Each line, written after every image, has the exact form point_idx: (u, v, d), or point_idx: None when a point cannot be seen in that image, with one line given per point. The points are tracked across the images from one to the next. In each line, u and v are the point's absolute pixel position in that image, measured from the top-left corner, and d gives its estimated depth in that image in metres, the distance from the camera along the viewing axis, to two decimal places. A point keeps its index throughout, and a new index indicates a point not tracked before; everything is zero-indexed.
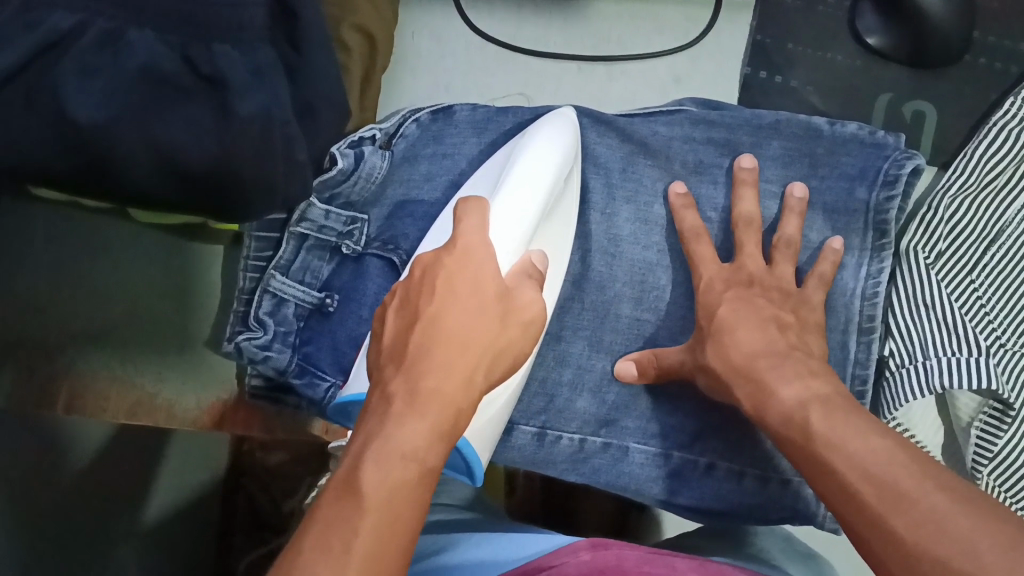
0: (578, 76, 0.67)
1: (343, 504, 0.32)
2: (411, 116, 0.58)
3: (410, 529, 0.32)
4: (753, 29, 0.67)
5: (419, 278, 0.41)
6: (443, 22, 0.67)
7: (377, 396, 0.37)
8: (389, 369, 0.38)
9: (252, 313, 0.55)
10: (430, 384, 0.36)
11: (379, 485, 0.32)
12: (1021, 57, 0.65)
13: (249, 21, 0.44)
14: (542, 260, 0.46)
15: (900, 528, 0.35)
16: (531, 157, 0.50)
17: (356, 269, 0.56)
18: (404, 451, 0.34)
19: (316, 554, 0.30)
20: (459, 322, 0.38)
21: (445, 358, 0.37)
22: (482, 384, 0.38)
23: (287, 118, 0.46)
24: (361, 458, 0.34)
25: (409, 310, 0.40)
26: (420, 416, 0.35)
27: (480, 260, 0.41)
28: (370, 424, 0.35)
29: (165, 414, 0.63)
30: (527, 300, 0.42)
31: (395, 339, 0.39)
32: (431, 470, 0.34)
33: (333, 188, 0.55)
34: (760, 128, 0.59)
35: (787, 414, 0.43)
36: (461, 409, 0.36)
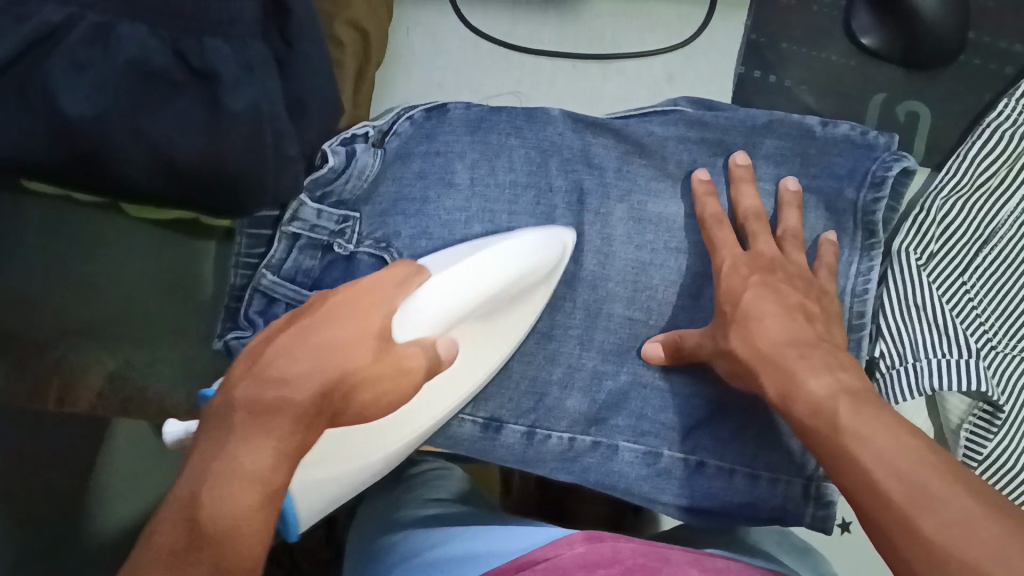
0: (573, 74, 0.66)
1: (181, 526, 0.32)
2: (405, 113, 0.59)
3: (247, 552, 0.33)
4: (748, 28, 0.66)
5: (312, 299, 0.42)
6: (436, 19, 0.66)
7: (220, 398, 0.37)
8: (240, 374, 0.37)
9: (243, 311, 0.55)
10: (281, 395, 0.36)
11: (218, 510, 0.33)
12: (1015, 58, 0.65)
13: (237, 14, 0.42)
14: (447, 351, 0.45)
15: (927, 527, 0.35)
16: (506, 251, 0.50)
17: (347, 265, 0.56)
18: (247, 472, 0.34)
19: None
20: (325, 344, 0.38)
21: (303, 375, 0.37)
22: (340, 405, 0.38)
23: (277, 115, 0.46)
24: (203, 474, 0.34)
25: (289, 321, 0.40)
26: (266, 433, 0.35)
27: (377, 300, 0.42)
28: (213, 433, 0.35)
29: (155, 408, 0.63)
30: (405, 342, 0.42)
31: (258, 343, 0.39)
32: (272, 492, 0.35)
33: (324, 186, 0.55)
34: (754, 128, 0.59)
35: (804, 417, 0.43)
36: (311, 424, 0.37)
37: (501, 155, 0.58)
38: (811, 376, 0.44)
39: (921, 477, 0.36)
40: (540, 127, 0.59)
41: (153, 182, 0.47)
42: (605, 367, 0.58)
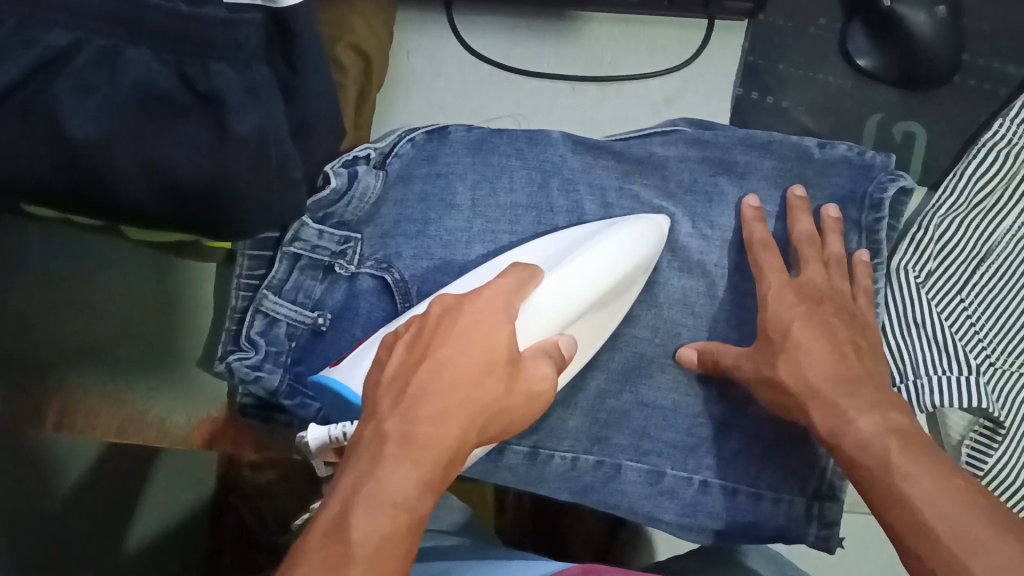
0: (572, 97, 0.65)
1: (330, 550, 0.32)
2: (407, 136, 0.58)
3: (400, 575, 0.33)
4: (745, 49, 0.66)
5: (434, 319, 0.41)
6: (436, 39, 0.65)
7: (369, 431, 0.37)
8: (385, 404, 0.38)
9: (243, 333, 0.54)
10: (429, 430, 0.36)
11: (369, 535, 0.32)
12: (1011, 78, 0.65)
13: (245, 38, 0.43)
14: (570, 349, 0.47)
15: (977, 569, 0.36)
16: (594, 251, 0.52)
17: (348, 287, 0.56)
18: (394, 500, 0.34)
19: None
20: (463, 374, 0.38)
21: (441, 413, 0.37)
22: (474, 439, 0.38)
23: (281, 139, 0.46)
24: (353, 500, 0.34)
25: (415, 348, 0.40)
26: (409, 465, 0.35)
27: (498, 322, 0.41)
28: (361, 461, 0.35)
29: (155, 432, 0.57)
30: (530, 367, 0.43)
31: (394, 375, 0.39)
32: (420, 519, 0.34)
33: (327, 207, 0.55)
34: (753, 147, 0.59)
35: (847, 458, 0.45)
36: (454, 457, 0.37)
37: (502, 177, 0.59)
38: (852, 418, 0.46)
39: (952, 528, 0.38)
40: (541, 149, 0.59)
41: (151, 207, 0.47)
42: (610, 385, 0.58)
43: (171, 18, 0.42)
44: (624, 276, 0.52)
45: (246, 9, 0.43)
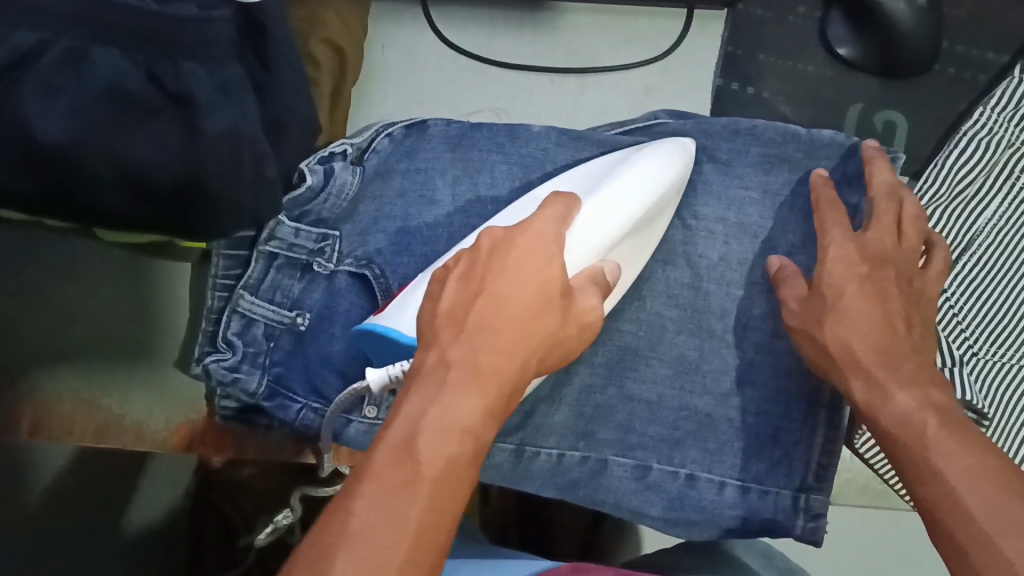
0: (552, 88, 0.64)
1: (401, 467, 0.34)
2: (384, 131, 0.58)
3: (464, 496, 0.35)
4: (725, 40, 0.66)
5: (488, 251, 0.42)
6: (412, 32, 0.63)
7: (433, 358, 0.38)
8: (445, 333, 0.39)
9: (220, 334, 0.54)
10: (489, 361, 0.38)
11: (437, 457, 0.35)
12: (990, 65, 0.65)
13: (216, 36, 0.42)
14: (615, 275, 0.47)
15: (1011, 549, 0.37)
16: (630, 176, 0.50)
17: (327, 286, 0.56)
18: (461, 428, 0.36)
19: (374, 517, 0.33)
20: (519, 308, 0.40)
21: (499, 346, 0.39)
22: (532, 369, 0.40)
23: (256, 136, 0.45)
24: (420, 421, 0.36)
25: (472, 280, 0.41)
26: (472, 393, 0.37)
27: (552, 253, 0.42)
28: (424, 387, 0.37)
29: (132, 435, 0.55)
30: (582, 297, 0.43)
31: (452, 306, 0.40)
32: (482, 445, 0.37)
33: (302, 205, 0.55)
34: (737, 134, 0.59)
35: (887, 431, 0.45)
36: (512, 386, 0.39)
37: (482, 172, 0.58)
38: (889, 394, 0.46)
39: (986, 507, 0.39)
40: (522, 142, 0.58)
41: (126, 205, 0.46)
42: (594, 380, 0.58)
43: (142, 19, 0.41)
44: (662, 195, 0.51)
45: (216, 7, 0.43)
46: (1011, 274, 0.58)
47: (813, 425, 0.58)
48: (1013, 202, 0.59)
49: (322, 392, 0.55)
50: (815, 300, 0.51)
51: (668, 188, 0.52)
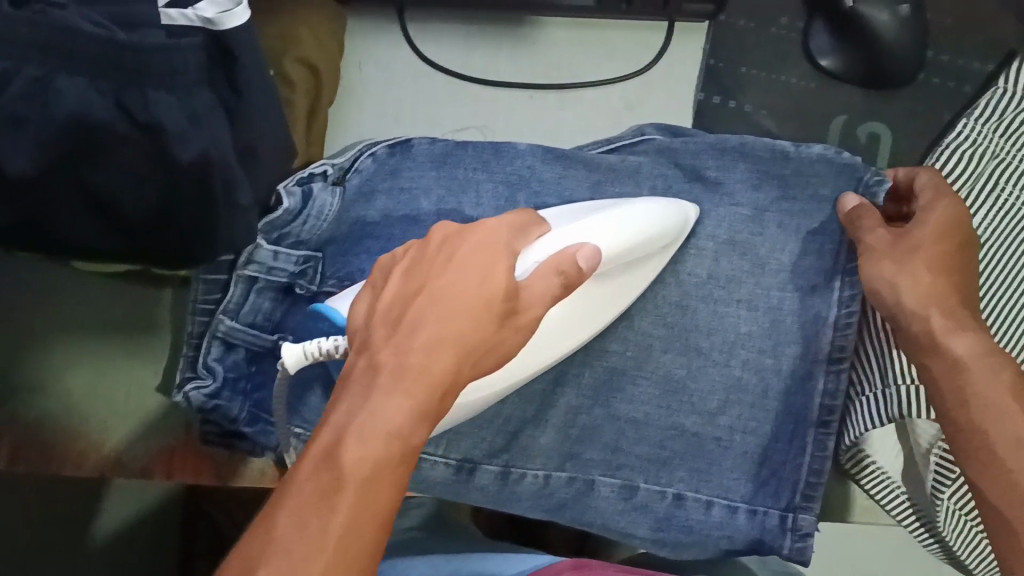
0: (531, 104, 0.63)
1: (322, 476, 0.31)
2: (367, 150, 0.56)
3: (389, 505, 0.32)
4: (707, 52, 0.64)
5: (435, 248, 0.39)
6: (388, 49, 0.63)
7: (363, 362, 0.35)
8: (380, 333, 0.36)
9: (200, 360, 0.52)
10: (419, 363, 0.34)
11: (361, 463, 0.32)
12: (974, 75, 0.65)
13: (182, 64, 0.41)
14: (591, 263, 0.41)
15: None
16: (641, 208, 0.50)
17: (309, 308, 0.53)
18: (387, 432, 0.32)
19: (293, 530, 0.30)
20: (454, 309, 0.36)
21: (431, 349, 0.35)
22: (467, 372, 0.36)
23: (229, 164, 0.44)
24: (346, 427, 0.33)
25: (413, 277, 0.38)
26: (401, 396, 0.33)
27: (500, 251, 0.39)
28: (354, 391, 0.34)
29: (111, 463, 0.56)
30: (535, 295, 0.39)
31: (391, 303, 0.37)
32: (413, 449, 0.33)
33: (281, 228, 0.52)
34: (725, 152, 0.57)
35: (960, 359, 0.46)
36: (445, 390, 0.35)
37: (467, 191, 0.57)
38: (959, 332, 0.47)
39: None
40: (507, 161, 0.57)
41: (102, 234, 0.48)
42: (581, 402, 0.57)
43: (106, 46, 0.39)
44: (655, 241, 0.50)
45: (187, 33, 0.41)
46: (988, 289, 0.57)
47: (802, 445, 0.57)
48: (999, 215, 0.58)
49: (307, 418, 0.53)
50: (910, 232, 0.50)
51: (667, 231, 0.51)
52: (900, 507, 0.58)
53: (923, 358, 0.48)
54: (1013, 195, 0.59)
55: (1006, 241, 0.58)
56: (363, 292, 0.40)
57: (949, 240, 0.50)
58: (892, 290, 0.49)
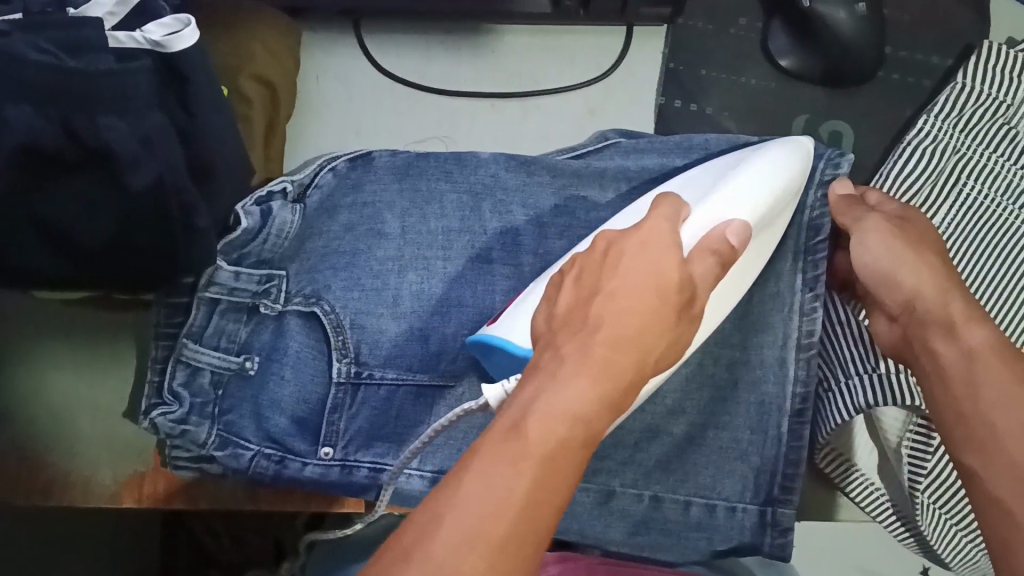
0: (493, 113, 0.63)
1: (508, 445, 0.31)
2: (328, 165, 0.55)
3: (570, 483, 0.31)
4: (667, 56, 0.65)
5: (604, 249, 0.38)
6: (346, 62, 0.62)
7: (549, 354, 0.35)
8: (569, 327, 0.36)
9: (165, 385, 0.51)
10: (604, 355, 0.34)
11: (544, 439, 0.31)
12: (934, 69, 0.66)
13: (135, 90, 0.40)
14: (740, 238, 0.43)
15: None
16: (759, 167, 0.50)
17: (276, 326, 0.53)
18: (570, 413, 0.32)
19: (477, 490, 0.29)
20: (636, 303, 0.35)
21: (616, 341, 0.34)
22: (650, 367, 0.36)
23: (182, 186, 0.44)
24: (529, 406, 0.32)
25: (587, 279, 0.38)
26: (584, 384, 0.33)
27: (667, 247, 0.38)
28: (538, 378, 0.34)
29: (80, 490, 0.55)
30: (702, 286, 0.39)
31: (572, 303, 0.37)
32: (594, 434, 0.33)
33: (242, 247, 0.51)
34: (690, 149, 0.58)
35: (972, 347, 0.45)
36: (627, 383, 0.34)
37: (432, 202, 0.56)
38: (976, 321, 0.46)
39: None
40: (470, 170, 0.57)
41: (57, 263, 0.47)
42: None
43: (54, 76, 0.39)
44: (778, 194, 0.50)
45: (136, 55, 0.41)
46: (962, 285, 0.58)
47: (777, 436, 0.57)
48: (959, 210, 0.59)
49: (277, 438, 0.52)
50: (908, 228, 0.50)
51: (791, 185, 0.51)
52: (877, 504, 0.58)
53: (928, 345, 0.47)
54: (974, 190, 0.60)
55: (968, 236, 0.59)
56: (540, 300, 0.39)
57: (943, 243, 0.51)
58: (908, 274, 0.48)
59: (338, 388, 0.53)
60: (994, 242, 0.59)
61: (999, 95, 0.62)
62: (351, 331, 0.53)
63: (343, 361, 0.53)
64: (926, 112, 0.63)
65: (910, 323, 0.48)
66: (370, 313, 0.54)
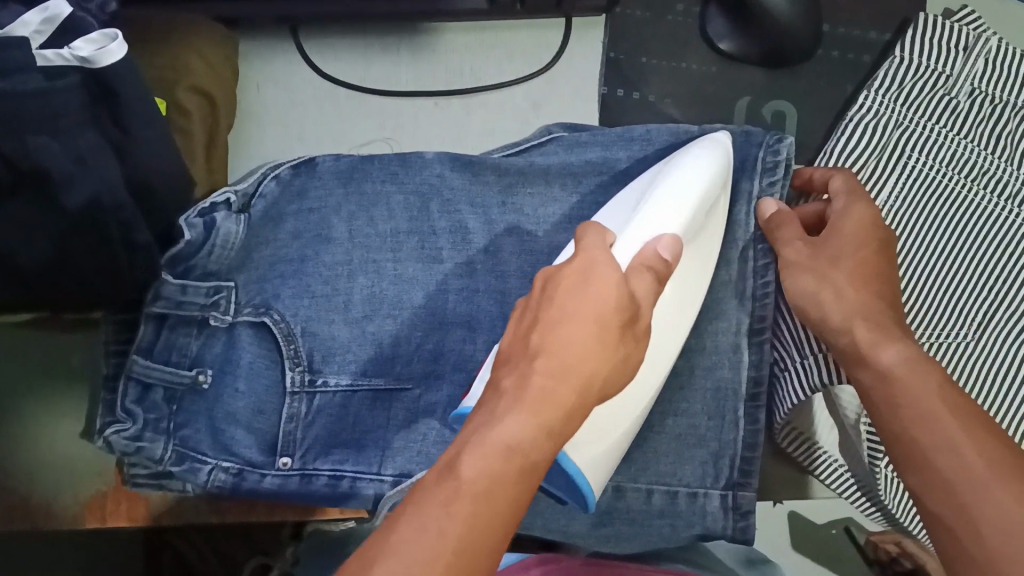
0: (436, 113, 0.63)
1: (440, 490, 0.32)
2: (270, 173, 0.54)
3: (508, 517, 0.33)
4: (606, 46, 0.65)
5: (541, 287, 0.41)
6: (286, 69, 0.62)
7: (490, 392, 0.37)
8: (512, 364, 0.38)
9: (118, 403, 0.50)
10: (543, 387, 0.36)
11: (477, 475, 0.33)
12: (872, 44, 0.66)
13: (63, 106, 0.40)
14: (672, 252, 0.46)
15: (987, 516, 0.38)
16: (682, 175, 0.51)
17: (228, 338, 0.52)
18: (505, 445, 0.34)
19: (407, 535, 0.31)
20: (571, 333, 0.37)
21: (555, 373, 0.36)
22: (597, 391, 0.37)
23: (121, 204, 0.43)
24: (464, 447, 0.34)
25: (528, 315, 0.40)
26: (522, 415, 0.35)
27: (600, 276, 0.40)
28: (479, 417, 0.36)
29: (43, 515, 0.55)
30: (641, 304, 0.41)
31: (515, 341, 0.39)
32: (534, 463, 0.34)
33: (186, 259, 0.50)
34: (632, 141, 0.58)
35: (889, 370, 0.45)
36: (570, 410, 0.36)
37: (378, 204, 0.56)
38: (884, 342, 0.46)
39: (965, 471, 0.40)
40: (415, 171, 0.56)
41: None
42: None
43: None
44: (703, 194, 0.51)
45: (64, 73, 0.41)
46: (920, 254, 0.60)
47: (734, 420, 0.57)
48: (905, 182, 0.61)
49: (234, 450, 0.52)
50: (826, 243, 0.50)
51: (714, 180, 0.52)
52: (839, 478, 0.59)
53: (854, 370, 0.47)
54: (918, 161, 0.61)
55: (913, 207, 0.60)
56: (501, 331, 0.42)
57: (869, 249, 0.50)
58: (817, 304, 0.49)
59: (293, 398, 0.53)
60: (936, 212, 0.61)
61: (937, 67, 0.62)
62: (303, 339, 0.53)
63: (296, 369, 0.53)
64: (869, 85, 0.63)
65: (835, 352, 0.48)
66: (322, 320, 0.54)
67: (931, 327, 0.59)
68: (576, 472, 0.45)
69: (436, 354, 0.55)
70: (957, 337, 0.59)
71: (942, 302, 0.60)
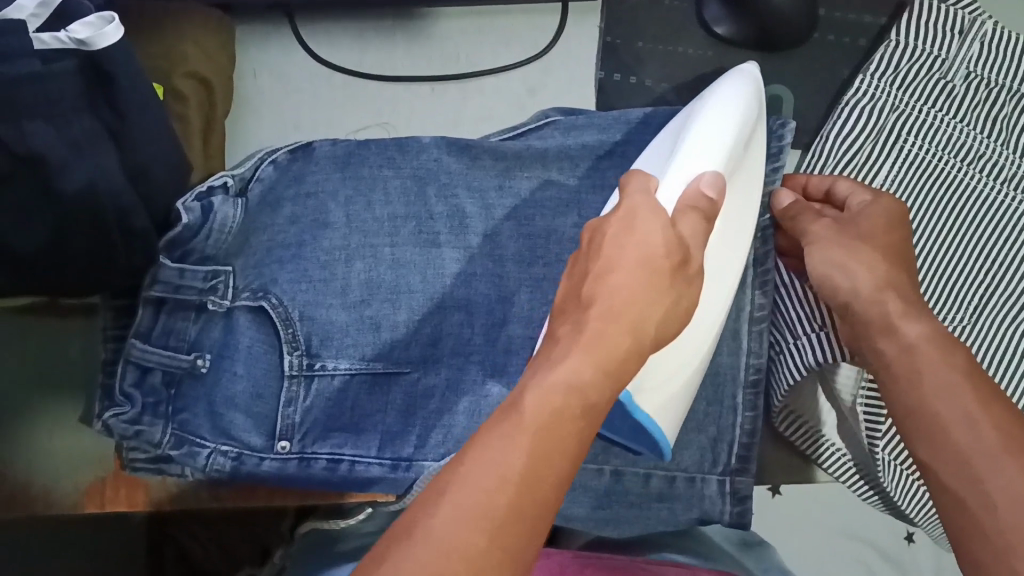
0: (432, 98, 0.63)
1: (502, 428, 0.32)
2: (267, 158, 0.54)
3: (569, 453, 0.32)
4: (602, 31, 0.65)
5: (591, 234, 0.40)
6: (282, 56, 0.62)
7: (547, 339, 0.36)
8: (565, 313, 0.37)
9: (116, 387, 0.50)
10: (600, 328, 0.35)
11: (538, 413, 0.32)
12: (867, 28, 0.66)
13: (59, 93, 0.40)
14: (715, 185, 0.44)
15: (998, 489, 0.38)
16: (716, 113, 0.49)
17: (226, 324, 0.52)
18: (565, 384, 0.33)
19: (471, 469, 0.30)
20: (625, 276, 0.37)
21: (608, 317, 0.35)
22: (653, 333, 0.37)
23: (117, 191, 0.43)
24: (523, 389, 0.33)
25: (580, 263, 0.39)
26: (581, 356, 0.34)
27: (651, 220, 0.39)
28: (536, 363, 0.35)
29: (43, 502, 0.55)
30: (693, 243, 0.40)
31: (568, 290, 0.39)
32: (593, 404, 0.33)
33: (184, 245, 0.51)
34: (629, 124, 0.59)
35: (913, 343, 0.45)
36: (628, 352, 0.35)
37: (376, 189, 0.56)
38: (914, 317, 0.46)
39: (980, 444, 0.40)
40: (413, 155, 0.57)
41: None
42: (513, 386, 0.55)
43: None
44: (741, 127, 0.49)
45: (60, 56, 0.41)
46: (927, 238, 0.60)
47: (733, 404, 0.57)
48: (900, 165, 0.61)
49: (232, 434, 0.52)
50: (851, 224, 0.51)
51: (747, 115, 0.50)
52: (837, 462, 0.60)
53: (876, 340, 0.47)
54: (913, 145, 0.61)
55: (911, 190, 0.61)
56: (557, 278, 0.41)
57: (895, 235, 0.50)
58: (845, 274, 0.48)
59: (291, 382, 0.53)
60: (933, 196, 0.61)
61: (933, 51, 0.62)
62: (301, 324, 0.53)
63: (294, 353, 0.53)
64: (864, 70, 0.64)
65: (854, 322, 0.48)
66: (320, 304, 0.54)
67: (944, 307, 0.59)
68: (645, 420, 0.44)
69: (434, 338, 0.55)
70: (955, 320, 0.59)
71: (949, 283, 0.60)
